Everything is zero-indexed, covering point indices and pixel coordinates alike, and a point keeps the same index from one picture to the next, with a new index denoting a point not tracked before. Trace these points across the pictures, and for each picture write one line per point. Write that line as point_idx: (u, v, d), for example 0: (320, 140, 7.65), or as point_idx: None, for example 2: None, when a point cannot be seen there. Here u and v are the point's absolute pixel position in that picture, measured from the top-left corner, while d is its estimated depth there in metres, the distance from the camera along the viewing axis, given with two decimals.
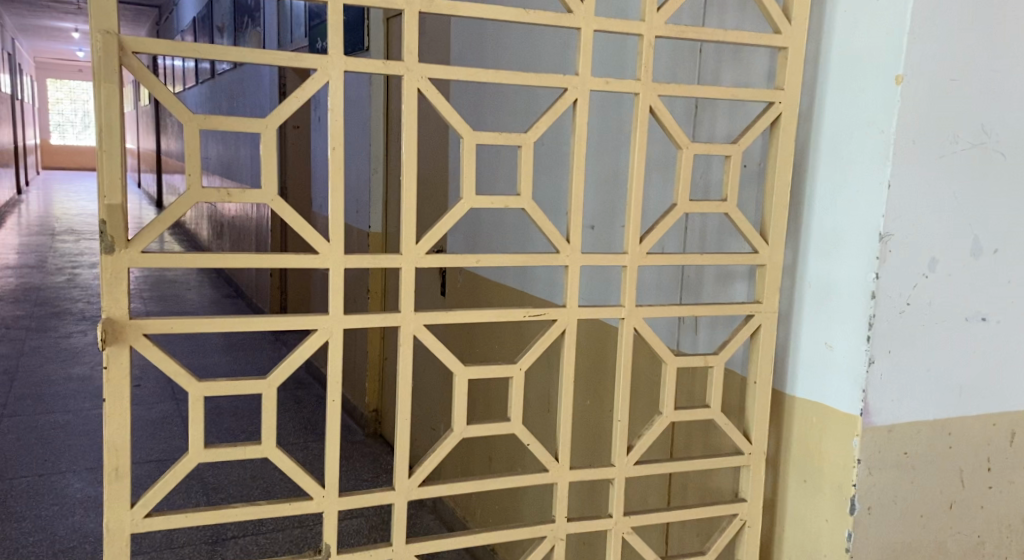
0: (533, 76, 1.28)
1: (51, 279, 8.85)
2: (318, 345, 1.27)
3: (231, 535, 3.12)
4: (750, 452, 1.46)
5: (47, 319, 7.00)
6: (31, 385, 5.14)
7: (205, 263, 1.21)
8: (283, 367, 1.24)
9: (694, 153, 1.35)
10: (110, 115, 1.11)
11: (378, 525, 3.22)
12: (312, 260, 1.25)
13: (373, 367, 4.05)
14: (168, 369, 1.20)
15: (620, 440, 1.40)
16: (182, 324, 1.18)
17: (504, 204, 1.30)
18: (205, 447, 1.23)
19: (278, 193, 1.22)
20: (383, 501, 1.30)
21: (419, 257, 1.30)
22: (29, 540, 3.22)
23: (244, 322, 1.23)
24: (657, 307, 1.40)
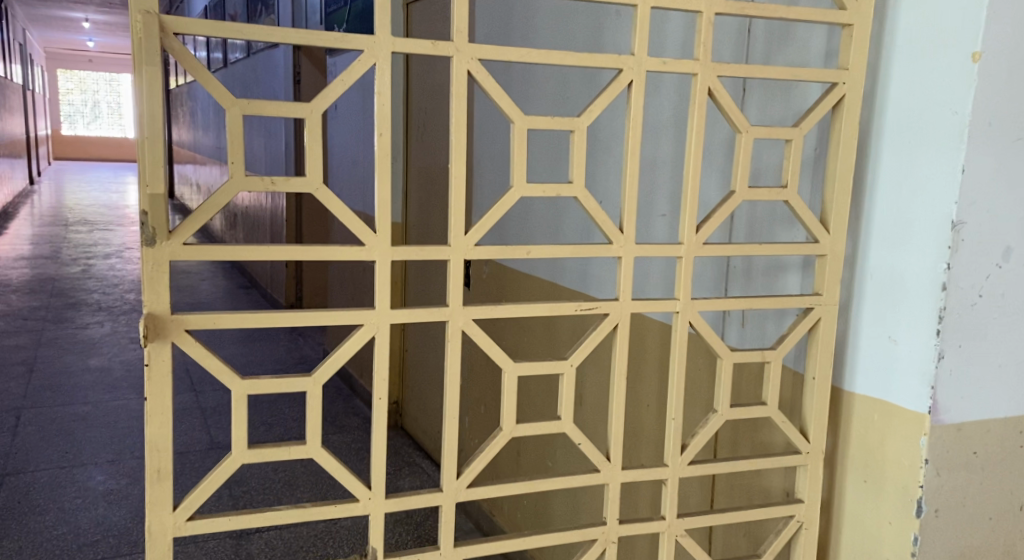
0: (585, 57, 1.23)
1: (66, 270, 8.84)
2: (364, 340, 1.22)
3: (256, 529, 3.10)
4: (808, 451, 1.40)
5: (64, 310, 6.99)
6: (50, 376, 5.13)
7: (248, 256, 1.16)
8: (329, 364, 1.20)
9: (754, 138, 1.30)
10: (152, 100, 1.06)
11: (403, 519, 3.22)
12: (357, 252, 1.19)
13: (393, 359, 4.02)
14: (211, 366, 1.15)
15: (674, 439, 1.34)
16: (225, 319, 1.13)
17: (555, 192, 1.24)
18: (249, 447, 1.18)
19: (324, 181, 1.17)
20: (431, 503, 1.26)
21: (468, 248, 1.24)
22: (52, 533, 3.20)
23: (288, 315, 1.18)
24: (714, 299, 1.34)
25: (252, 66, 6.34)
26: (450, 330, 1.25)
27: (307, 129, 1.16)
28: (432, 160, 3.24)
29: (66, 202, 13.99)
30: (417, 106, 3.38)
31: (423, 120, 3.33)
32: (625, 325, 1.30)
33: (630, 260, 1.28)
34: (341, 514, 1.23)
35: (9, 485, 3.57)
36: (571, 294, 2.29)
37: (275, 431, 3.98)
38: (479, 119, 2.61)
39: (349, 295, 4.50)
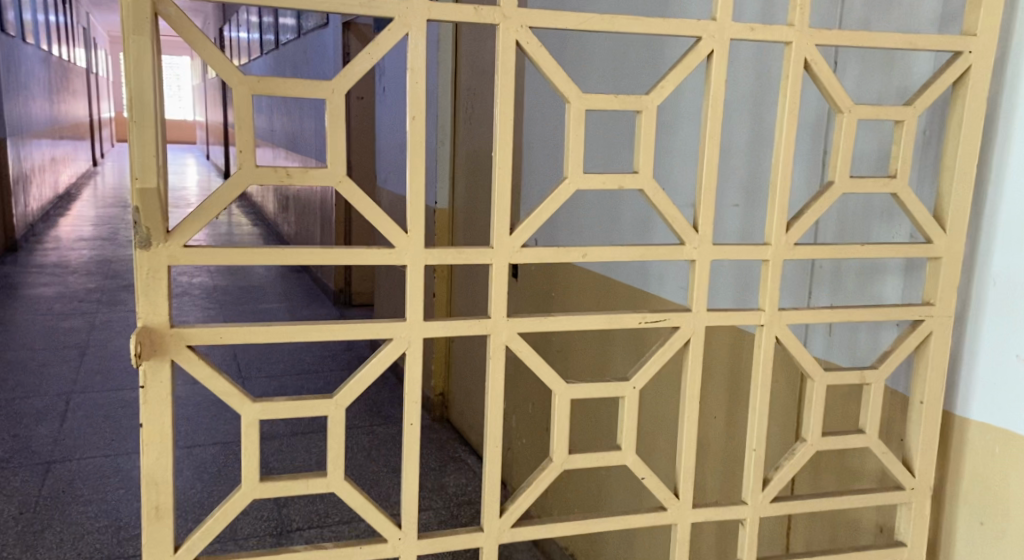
0: (657, 22, 1.03)
1: (123, 251, 8.93)
2: (393, 356, 1.05)
3: (296, 527, 2.99)
4: (912, 488, 1.20)
5: (117, 293, 7.03)
6: (100, 360, 5.12)
7: (259, 260, 1.00)
8: (352, 386, 1.04)
9: (858, 118, 1.08)
10: (142, 77, 0.90)
11: (447, 520, 3.07)
12: (385, 255, 1.02)
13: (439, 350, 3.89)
14: (218, 387, 0.99)
15: (754, 473, 1.15)
16: (232, 334, 0.98)
17: (618, 184, 1.05)
18: (261, 480, 1.02)
19: (348, 173, 1.00)
20: (470, 543, 1.09)
21: (516, 251, 1.06)
22: (94, 526, 3.11)
23: (305, 329, 1.02)
24: (805, 310, 1.14)
25: (302, 48, 6.24)
26: (492, 345, 1.07)
27: (328, 112, 0.99)
28: (481, 143, 3.06)
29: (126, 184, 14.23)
30: (465, 86, 3.20)
31: (471, 101, 3.15)
32: (699, 341, 1.11)
33: (706, 264, 1.09)
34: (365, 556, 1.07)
35: (53, 473, 3.51)
36: (628, 292, 2.09)
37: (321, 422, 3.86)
38: (530, 100, 2.41)
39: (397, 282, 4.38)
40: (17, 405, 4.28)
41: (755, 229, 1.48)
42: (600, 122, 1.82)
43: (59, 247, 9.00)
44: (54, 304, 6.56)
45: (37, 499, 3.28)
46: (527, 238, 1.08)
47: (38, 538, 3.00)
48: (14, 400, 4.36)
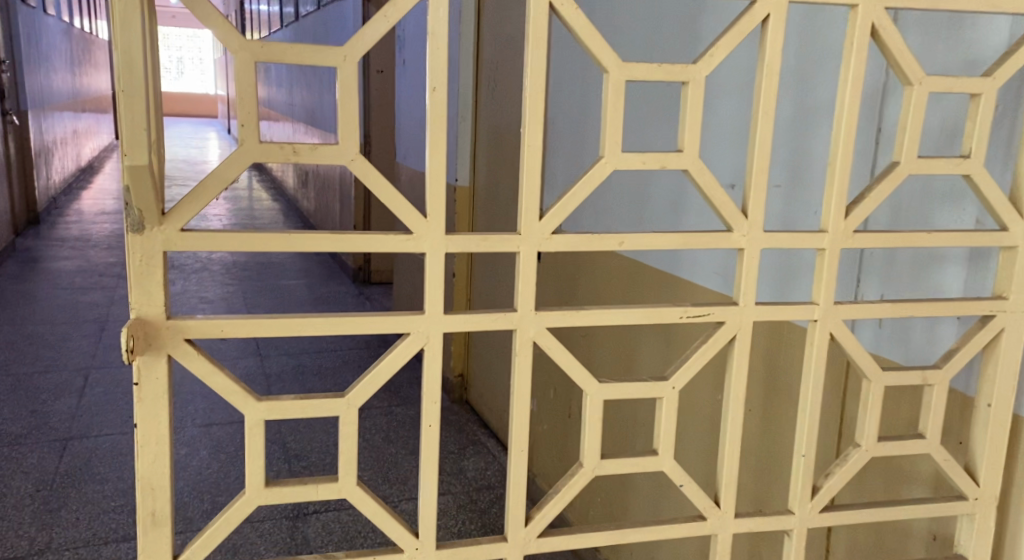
0: None
1: None
2: (411, 353, 0.96)
3: (313, 510, 2.93)
4: (976, 498, 1.10)
5: None
6: (119, 335, 5.08)
7: (267, 248, 0.91)
8: (364, 384, 0.95)
9: (929, 92, 0.98)
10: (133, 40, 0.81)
11: (466, 506, 3.00)
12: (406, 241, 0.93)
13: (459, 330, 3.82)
14: (219, 386, 0.91)
15: (803, 482, 1.05)
16: (235, 328, 0.90)
17: (661, 164, 0.95)
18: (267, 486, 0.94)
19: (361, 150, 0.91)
20: (492, 554, 1.01)
21: (547, 238, 0.96)
22: (113, 504, 3.02)
23: (315, 323, 0.93)
24: (864, 304, 1.04)
25: (321, 20, 6.14)
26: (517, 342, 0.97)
27: (339, 82, 0.90)
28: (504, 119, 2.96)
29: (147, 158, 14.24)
30: (488, 59, 3.09)
31: (494, 74, 3.04)
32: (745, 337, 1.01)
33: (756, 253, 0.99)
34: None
35: (70, 450, 3.45)
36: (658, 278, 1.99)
37: None
38: (555, 73, 2.30)
39: None
40: (35, 381, 4.25)
41: (799, 213, 1.38)
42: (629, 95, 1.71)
43: (79, 221, 8.98)
44: (74, 278, 6.53)
45: (53, 475, 3.22)
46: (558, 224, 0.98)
47: (54, 516, 2.91)
48: (32, 376, 4.32)
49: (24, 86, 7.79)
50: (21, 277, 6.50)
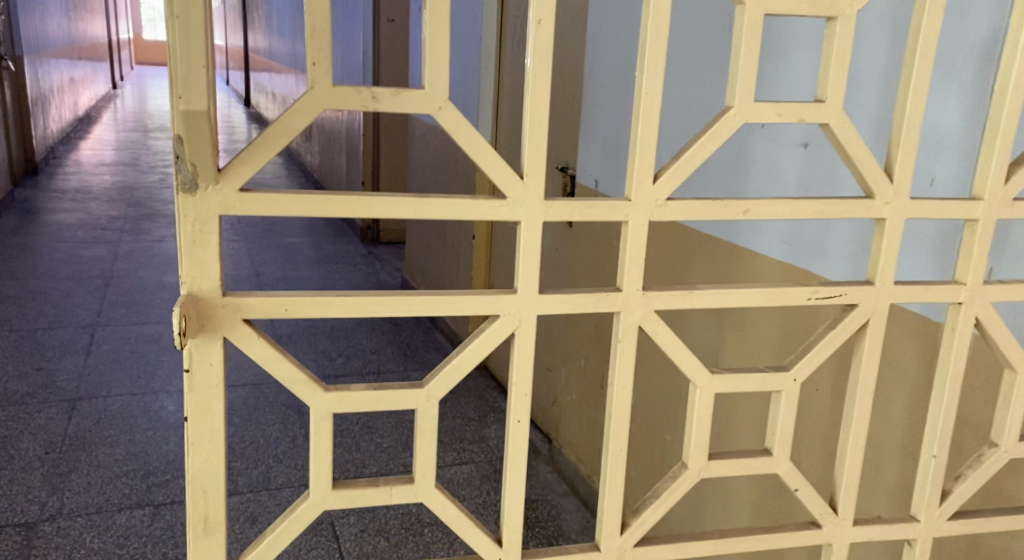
0: None
1: (146, 178, 8.73)
2: (501, 338, 0.86)
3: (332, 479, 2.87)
4: None
5: (142, 221, 6.85)
6: (125, 292, 4.96)
7: (356, 215, 0.81)
8: (444, 373, 0.85)
9: None
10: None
11: (489, 476, 2.91)
12: (501, 202, 0.84)
13: None
14: (280, 370, 0.82)
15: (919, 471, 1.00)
16: (311, 303, 0.80)
17: (805, 121, 0.86)
18: (334, 488, 0.86)
19: (451, 97, 0.80)
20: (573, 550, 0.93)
21: (662, 202, 0.86)
22: (121, 471, 2.90)
23: (393, 306, 0.82)
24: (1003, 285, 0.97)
25: None
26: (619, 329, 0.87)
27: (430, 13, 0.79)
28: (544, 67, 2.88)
29: (144, 110, 14.00)
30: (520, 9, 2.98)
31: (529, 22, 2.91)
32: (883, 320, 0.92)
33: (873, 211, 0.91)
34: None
35: (80, 411, 3.35)
36: (706, 250, 1.89)
37: (353, 365, 3.74)
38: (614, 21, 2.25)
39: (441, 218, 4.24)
40: (41, 338, 4.13)
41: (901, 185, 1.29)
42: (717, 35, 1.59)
43: (80, 172, 8.81)
44: (77, 231, 6.39)
45: (62, 437, 3.11)
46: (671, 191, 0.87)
47: (64, 481, 2.80)
48: (37, 332, 4.21)
49: (21, 30, 7.57)
50: (22, 229, 6.35)
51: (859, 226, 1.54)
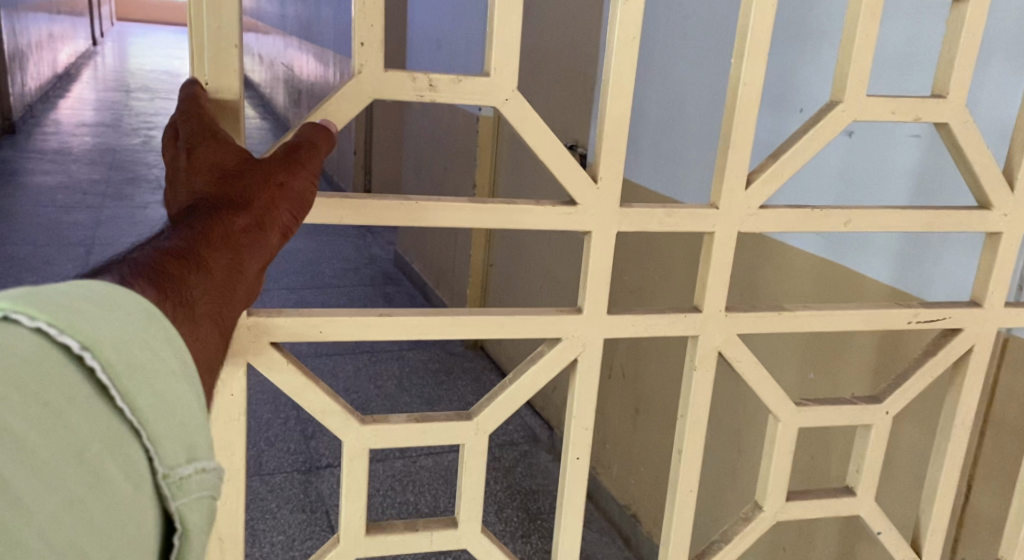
0: None
1: (125, 141, 8.49)
2: (569, 360, 1.19)
3: (327, 464, 2.82)
4: None
5: (123, 186, 6.67)
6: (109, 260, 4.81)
7: (537, 219, 1.13)
8: (493, 409, 1.16)
9: None
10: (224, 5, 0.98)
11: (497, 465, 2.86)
12: (584, 184, 1.13)
13: (476, 272, 3.84)
14: (291, 386, 1.08)
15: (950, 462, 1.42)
16: (494, 328, 1.14)
17: (902, 112, 1.21)
18: (365, 535, 1.15)
19: (516, 91, 1.07)
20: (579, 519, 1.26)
21: (750, 213, 1.22)
22: None
23: (440, 325, 1.12)
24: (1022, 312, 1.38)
25: None
26: (702, 355, 1.25)
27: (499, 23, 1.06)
28: (559, 45, 2.95)
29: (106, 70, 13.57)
30: None
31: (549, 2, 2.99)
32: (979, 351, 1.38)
33: (926, 217, 1.26)
34: (469, 547, 1.20)
35: None
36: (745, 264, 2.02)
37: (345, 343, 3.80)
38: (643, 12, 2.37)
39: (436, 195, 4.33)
40: None
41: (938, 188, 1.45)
42: (813, 19, 1.83)
43: (58, 133, 8.53)
44: (56, 196, 6.18)
45: None
46: (759, 199, 1.22)
47: None
48: None
49: None
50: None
51: (902, 239, 1.56)
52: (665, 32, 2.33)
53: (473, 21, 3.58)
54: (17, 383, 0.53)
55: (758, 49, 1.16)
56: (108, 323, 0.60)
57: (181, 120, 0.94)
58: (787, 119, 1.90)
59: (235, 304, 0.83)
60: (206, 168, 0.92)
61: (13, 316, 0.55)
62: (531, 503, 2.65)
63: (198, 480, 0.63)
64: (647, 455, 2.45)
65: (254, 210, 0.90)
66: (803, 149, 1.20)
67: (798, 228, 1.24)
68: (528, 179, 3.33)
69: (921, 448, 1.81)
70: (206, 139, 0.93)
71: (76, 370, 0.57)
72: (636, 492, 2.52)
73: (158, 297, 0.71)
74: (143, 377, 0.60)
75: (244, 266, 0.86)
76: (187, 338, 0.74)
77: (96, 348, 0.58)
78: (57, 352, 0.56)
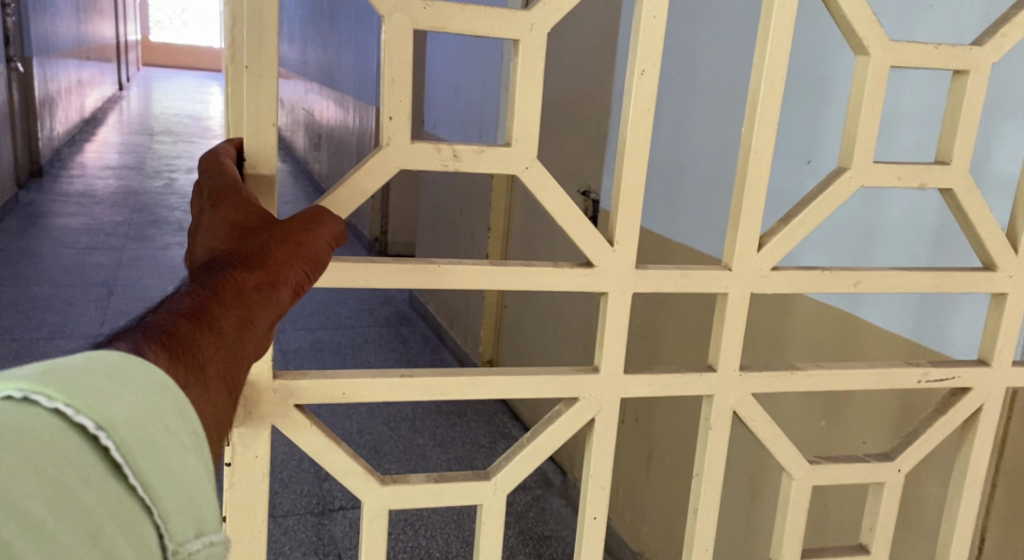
0: (937, 60, 1.32)
1: (147, 183, 8.66)
2: (585, 420, 1.30)
3: (339, 506, 2.84)
4: None
5: (145, 227, 6.80)
6: (129, 301, 4.89)
7: (550, 279, 1.23)
8: (509, 475, 1.27)
9: None
10: (261, 87, 1.08)
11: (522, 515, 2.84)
12: (597, 248, 1.25)
13: (490, 315, 3.88)
14: (317, 439, 1.19)
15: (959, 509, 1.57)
16: (508, 384, 1.25)
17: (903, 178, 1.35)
18: None
19: (534, 159, 1.19)
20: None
21: (762, 273, 1.34)
22: None
23: (460, 387, 1.23)
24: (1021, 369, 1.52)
25: None
26: (717, 414, 1.38)
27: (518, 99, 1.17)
28: (567, 96, 3.07)
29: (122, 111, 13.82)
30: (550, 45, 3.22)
31: (560, 55, 3.11)
32: (987, 408, 1.52)
33: (930, 278, 1.40)
34: None
35: None
36: (771, 328, 2.20)
37: None
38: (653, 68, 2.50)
39: (450, 237, 4.46)
40: (43, 349, 4.07)
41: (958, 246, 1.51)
42: (811, 77, 1.93)
43: (83, 176, 8.70)
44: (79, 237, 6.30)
45: None
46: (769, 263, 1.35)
47: None
48: (40, 343, 4.15)
49: (29, 31, 7.67)
50: (23, 234, 6.24)
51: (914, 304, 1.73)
52: (671, 87, 2.44)
53: (489, 72, 3.71)
54: (37, 465, 0.58)
55: (766, 122, 1.29)
56: (124, 402, 0.65)
57: (206, 176, 1.02)
58: (787, 172, 2.00)
59: (244, 363, 0.86)
60: (223, 223, 0.98)
61: (34, 397, 0.61)
62: (543, 549, 2.65)
63: (205, 553, 0.69)
64: (663, 503, 2.44)
65: (264, 267, 0.94)
66: (814, 212, 1.34)
67: (809, 287, 1.37)
68: (539, 223, 3.44)
69: (923, 493, 1.85)
70: (225, 199, 0.99)
71: (92, 449, 0.62)
72: (651, 539, 2.50)
73: (171, 363, 0.75)
74: (154, 456, 0.66)
75: (255, 322, 0.90)
76: (200, 400, 0.77)
77: (109, 428, 0.63)
78: (75, 432, 0.62)
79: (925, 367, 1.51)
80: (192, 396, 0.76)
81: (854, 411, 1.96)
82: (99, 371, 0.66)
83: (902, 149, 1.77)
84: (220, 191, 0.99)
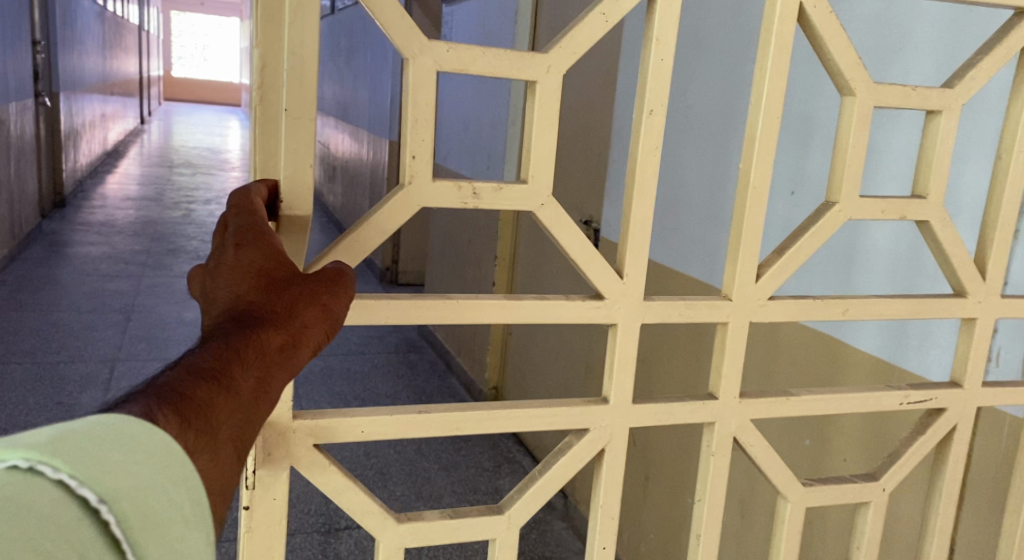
0: (913, 98, 1.42)
1: (165, 213, 8.86)
2: (596, 451, 1.40)
3: (345, 525, 2.92)
4: None
5: (163, 256, 6.96)
6: (145, 327, 5.02)
7: (557, 311, 1.34)
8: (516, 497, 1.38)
9: None
10: (300, 134, 1.20)
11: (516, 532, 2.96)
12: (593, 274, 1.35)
13: (496, 342, 3.99)
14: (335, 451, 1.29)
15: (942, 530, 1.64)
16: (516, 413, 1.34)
17: (882, 210, 1.45)
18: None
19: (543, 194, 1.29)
20: None
21: (759, 302, 1.44)
22: None
23: (473, 420, 1.33)
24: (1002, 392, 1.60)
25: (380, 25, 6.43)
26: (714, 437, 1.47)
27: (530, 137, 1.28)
28: (571, 130, 3.19)
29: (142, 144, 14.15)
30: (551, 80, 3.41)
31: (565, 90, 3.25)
32: (960, 429, 1.60)
33: (909, 304, 1.50)
34: None
35: None
36: (763, 354, 2.29)
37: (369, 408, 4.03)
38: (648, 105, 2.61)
39: (457, 266, 4.58)
40: (63, 371, 4.20)
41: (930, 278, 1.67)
42: (803, 114, 2.02)
43: (104, 207, 8.90)
44: (100, 265, 6.47)
45: None
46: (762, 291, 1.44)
47: None
48: (59, 366, 4.28)
49: (56, 66, 7.94)
50: (45, 262, 6.41)
51: (902, 333, 1.83)
52: (670, 121, 2.55)
53: (497, 107, 3.85)
54: (36, 543, 0.58)
55: (750, 155, 1.39)
56: (128, 474, 0.66)
57: (235, 215, 1.10)
58: (778, 203, 2.09)
59: (257, 427, 0.89)
60: (249, 274, 1.04)
61: (39, 467, 0.61)
62: None
63: None
64: (660, 525, 2.51)
65: (286, 330, 0.99)
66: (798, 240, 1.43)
67: (793, 313, 1.47)
68: (544, 251, 3.56)
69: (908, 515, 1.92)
70: (251, 243, 1.07)
71: (91, 522, 0.62)
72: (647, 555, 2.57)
73: (182, 429, 0.77)
74: (151, 527, 0.66)
75: (272, 386, 0.93)
76: (206, 466, 0.79)
77: (109, 501, 0.64)
78: (76, 505, 0.62)
79: (905, 389, 1.59)
80: (203, 462, 0.78)
81: (840, 432, 2.03)
82: (109, 440, 0.67)
83: (886, 183, 1.86)
84: (247, 236, 1.07)
